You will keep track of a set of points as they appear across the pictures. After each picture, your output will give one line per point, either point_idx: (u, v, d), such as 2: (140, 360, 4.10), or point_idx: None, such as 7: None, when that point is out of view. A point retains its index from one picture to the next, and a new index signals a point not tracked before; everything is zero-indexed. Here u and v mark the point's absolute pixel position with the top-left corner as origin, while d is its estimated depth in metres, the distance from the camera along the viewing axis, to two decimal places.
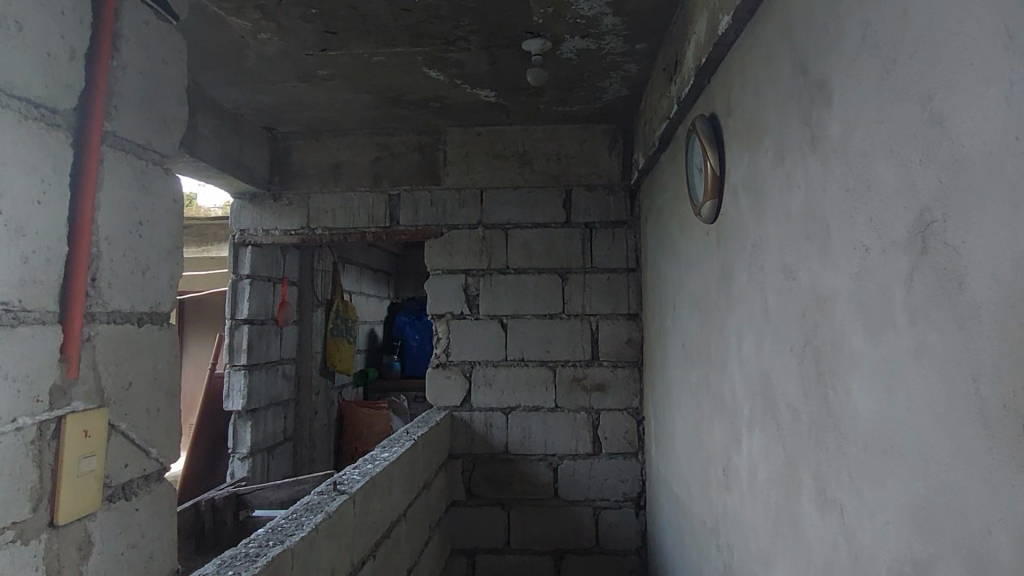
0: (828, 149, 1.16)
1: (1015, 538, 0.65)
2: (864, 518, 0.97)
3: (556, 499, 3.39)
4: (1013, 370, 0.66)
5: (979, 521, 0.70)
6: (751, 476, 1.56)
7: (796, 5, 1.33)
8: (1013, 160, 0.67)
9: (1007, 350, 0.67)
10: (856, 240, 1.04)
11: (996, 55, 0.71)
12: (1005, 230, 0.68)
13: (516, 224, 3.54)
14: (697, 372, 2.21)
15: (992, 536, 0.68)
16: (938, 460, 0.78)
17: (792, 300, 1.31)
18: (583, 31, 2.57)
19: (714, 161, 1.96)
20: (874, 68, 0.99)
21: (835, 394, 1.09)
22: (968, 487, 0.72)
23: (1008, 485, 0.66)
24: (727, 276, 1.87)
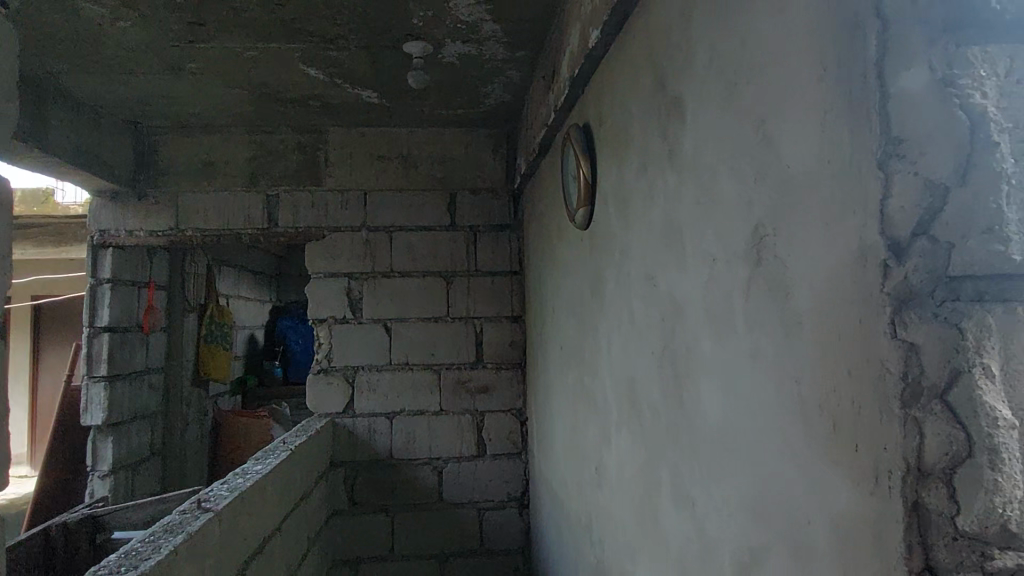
0: (681, 164, 1.24)
1: (827, 526, 0.72)
2: (712, 513, 1.04)
3: (441, 503, 3.39)
4: (827, 373, 0.73)
5: (801, 512, 0.77)
6: (620, 474, 1.63)
7: (655, 25, 1.41)
8: (828, 182, 0.74)
9: (821, 354, 0.74)
10: (705, 250, 1.11)
11: (814, 83, 0.78)
12: (820, 243, 0.75)
13: (400, 227, 3.50)
14: (574, 373, 2.28)
15: (811, 524, 0.75)
16: (769, 457, 0.84)
17: (654, 305, 1.38)
18: (464, 36, 2.59)
19: (586, 170, 2.03)
20: (719, 90, 1.07)
21: (688, 395, 1.16)
22: (792, 481, 0.79)
23: (822, 477, 0.73)
24: (599, 280, 1.94)
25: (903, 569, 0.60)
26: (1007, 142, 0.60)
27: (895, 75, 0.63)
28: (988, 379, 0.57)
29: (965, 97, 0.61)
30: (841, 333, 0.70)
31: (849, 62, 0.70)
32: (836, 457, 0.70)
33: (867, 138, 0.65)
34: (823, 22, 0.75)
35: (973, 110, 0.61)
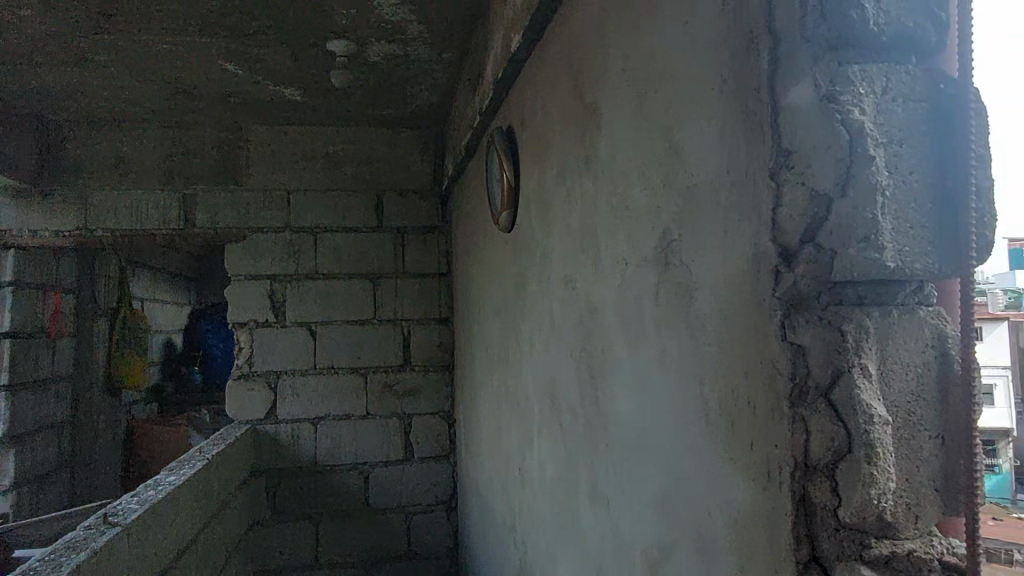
0: (597, 169, 1.26)
1: (726, 521, 0.75)
2: (624, 510, 1.06)
3: (367, 508, 3.33)
4: (726, 375, 0.75)
5: (703, 508, 0.80)
6: (542, 476, 1.65)
7: (572, 32, 1.43)
8: (727, 191, 0.77)
9: (722, 356, 0.77)
10: (618, 255, 1.13)
11: (715, 94, 0.81)
12: (721, 250, 0.78)
13: (325, 228, 3.43)
14: (499, 375, 2.29)
15: (712, 519, 0.78)
16: (677, 456, 0.87)
17: (572, 307, 1.40)
18: (389, 36, 2.56)
19: (510, 173, 2.05)
20: (631, 98, 1.09)
21: (603, 396, 1.18)
22: (696, 478, 0.82)
23: (722, 474, 0.75)
24: (522, 283, 1.96)
25: (791, 562, 0.63)
26: (883, 156, 0.62)
27: (785, 92, 0.66)
28: (865, 379, 0.60)
29: (846, 113, 0.63)
30: (739, 336, 0.73)
31: (745, 77, 0.73)
32: (735, 455, 0.73)
33: (761, 150, 0.68)
34: (723, 38, 0.78)
35: (851, 124, 0.62)
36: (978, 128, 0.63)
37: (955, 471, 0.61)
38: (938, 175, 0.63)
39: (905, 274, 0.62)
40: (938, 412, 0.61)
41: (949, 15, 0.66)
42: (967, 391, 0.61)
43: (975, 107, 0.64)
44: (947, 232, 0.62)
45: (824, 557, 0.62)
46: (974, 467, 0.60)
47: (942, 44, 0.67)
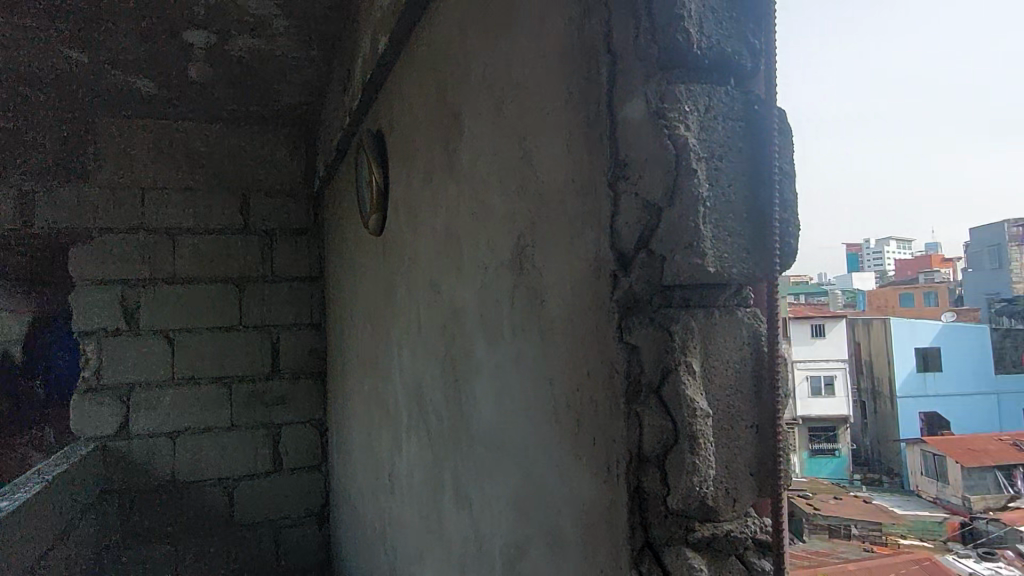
0: (459, 175, 1.28)
1: (575, 517, 0.78)
2: (485, 510, 1.08)
3: (230, 524, 3.17)
4: (573, 373, 0.79)
5: (553, 505, 0.83)
6: (410, 481, 1.64)
7: (437, 38, 1.44)
8: (573, 200, 0.81)
9: (570, 357, 0.80)
10: (479, 259, 1.15)
11: (563, 105, 0.84)
12: (568, 255, 0.81)
13: (185, 229, 3.22)
14: (369, 381, 2.25)
15: (561, 514, 0.81)
16: (531, 455, 0.90)
17: (437, 311, 1.41)
18: (253, 30, 2.45)
19: (378, 176, 2.02)
20: (490, 106, 1.11)
21: (466, 399, 1.20)
22: (547, 476, 0.85)
23: (570, 468, 0.79)
24: (391, 287, 1.94)
25: (627, 550, 0.67)
26: (704, 169, 0.67)
27: (622, 106, 0.71)
28: (690, 375, 0.65)
29: (673, 128, 0.67)
30: (584, 337, 0.77)
31: (589, 92, 0.77)
32: (581, 452, 0.76)
33: (602, 160, 0.72)
34: (569, 52, 0.82)
35: (677, 140, 0.67)
36: (785, 147, 0.70)
37: (764, 457, 0.67)
38: (753, 190, 0.69)
39: (724, 278, 0.67)
40: (752, 404, 0.67)
41: (760, 44, 0.73)
42: (775, 384, 0.68)
43: (780, 130, 0.72)
44: (758, 241, 0.69)
45: (655, 544, 0.66)
46: (780, 452, 0.67)
47: (755, 70, 0.73)
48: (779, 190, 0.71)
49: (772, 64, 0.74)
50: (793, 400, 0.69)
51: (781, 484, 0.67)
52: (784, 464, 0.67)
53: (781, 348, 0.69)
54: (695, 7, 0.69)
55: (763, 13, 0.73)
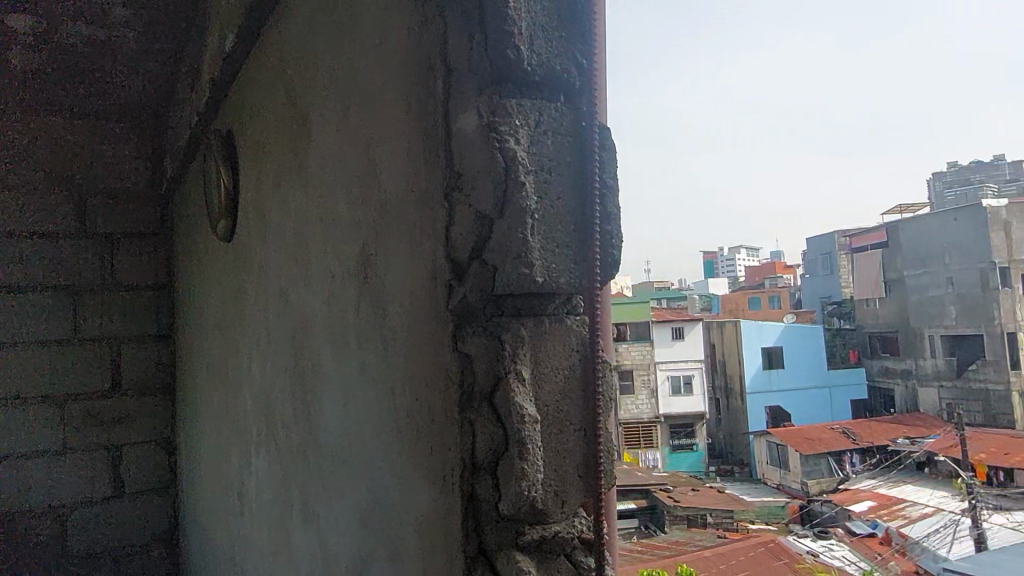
0: (307, 179, 1.24)
1: (416, 529, 0.78)
2: (333, 527, 1.05)
3: (62, 557, 2.86)
4: (411, 382, 0.79)
5: (395, 518, 0.83)
6: (258, 499, 1.56)
7: (284, 37, 1.38)
8: (411, 211, 0.81)
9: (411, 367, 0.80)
10: (326, 267, 1.12)
11: (402, 114, 0.84)
12: (408, 264, 0.82)
13: (8, 232, 2.86)
14: (218, 395, 2.12)
15: (401, 528, 0.81)
16: (375, 466, 0.89)
17: (285, 320, 1.36)
18: (87, 15, 2.26)
19: (226, 179, 1.92)
20: (336, 108, 1.09)
21: (312, 411, 1.16)
22: (388, 487, 0.84)
23: (411, 478, 0.78)
24: (240, 296, 1.84)
25: (462, 559, 0.68)
26: (532, 182, 0.70)
27: (457, 119, 0.72)
28: (518, 384, 0.67)
29: (502, 141, 0.69)
30: (422, 347, 0.77)
31: (425, 99, 0.78)
32: (419, 462, 0.76)
33: (436, 170, 0.74)
34: (407, 63, 0.82)
35: (506, 152, 0.69)
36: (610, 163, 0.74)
37: (588, 461, 0.70)
38: (575, 204, 0.72)
39: (551, 287, 0.70)
40: (580, 409, 0.71)
41: (588, 64, 0.77)
42: (600, 387, 0.72)
43: (607, 150, 0.76)
44: (584, 253, 0.72)
45: (488, 551, 0.68)
46: (603, 453, 0.70)
47: (586, 89, 0.77)
48: (605, 203, 0.75)
49: (598, 86, 0.79)
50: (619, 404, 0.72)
51: (605, 481, 0.70)
52: (607, 464, 0.71)
53: (605, 354, 0.73)
54: (525, 26, 0.72)
55: (589, 38, 0.76)
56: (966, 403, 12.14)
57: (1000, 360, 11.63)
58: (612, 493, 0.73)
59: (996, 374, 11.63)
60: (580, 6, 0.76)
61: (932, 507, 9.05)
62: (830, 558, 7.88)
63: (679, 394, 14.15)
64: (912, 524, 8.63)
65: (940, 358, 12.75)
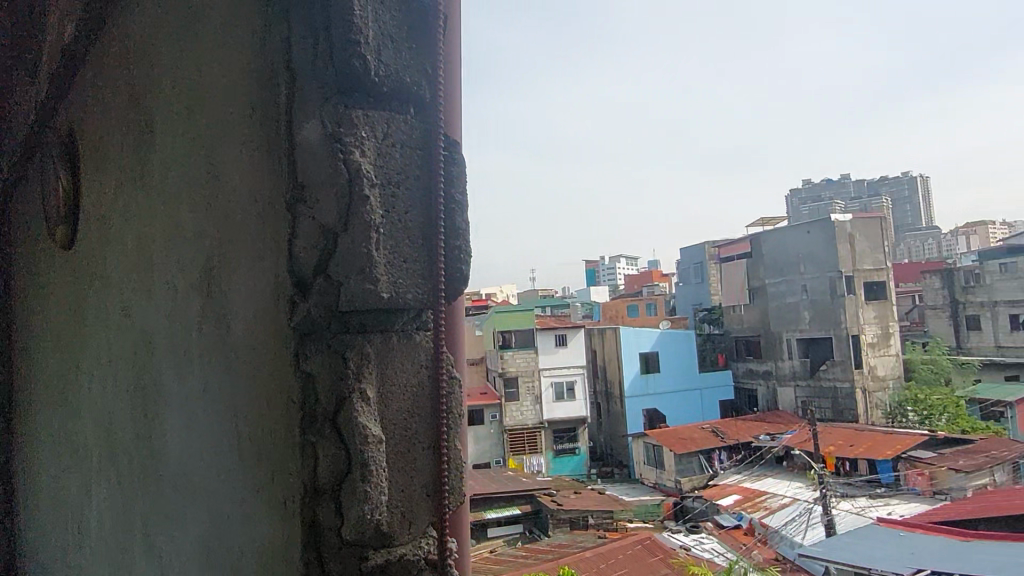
0: (150, 186, 1.14)
1: (257, 552, 0.76)
2: (173, 556, 0.98)
3: None
4: (252, 398, 0.77)
5: (235, 543, 0.79)
6: (99, 531, 1.43)
7: (129, 30, 1.26)
8: (253, 222, 0.78)
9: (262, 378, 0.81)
10: (168, 279, 1.04)
11: (242, 116, 0.81)
12: (248, 282, 0.78)
13: None
14: (58, 417, 1.92)
15: (243, 554, 0.78)
16: (212, 488, 0.88)
17: (127, 336, 1.25)
18: None
19: (66, 180, 1.75)
20: (179, 110, 1.01)
21: (155, 437, 1.08)
22: (228, 514, 0.80)
23: (255, 503, 0.76)
24: (82, 309, 1.68)
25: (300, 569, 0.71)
26: (376, 196, 0.74)
27: (299, 127, 0.73)
28: (363, 402, 0.72)
29: (348, 153, 0.73)
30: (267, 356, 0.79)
31: (270, 105, 0.77)
32: (259, 481, 0.75)
33: (275, 184, 0.76)
34: (250, 68, 0.80)
35: (351, 164, 0.72)
36: (459, 181, 0.80)
37: (430, 475, 0.77)
38: (419, 222, 0.77)
39: (397, 302, 0.74)
40: (425, 430, 0.77)
41: (434, 88, 0.81)
42: (444, 406, 0.78)
43: (453, 164, 0.82)
44: (429, 272, 0.77)
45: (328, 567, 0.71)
46: (447, 471, 0.77)
47: (436, 104, 0.81)
48: (453, 218, 0.80)
49: (447, 100, 0.84)
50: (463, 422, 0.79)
51: (448, 503, 0.77)
52: (449, 478, 0.78)
53: (448, 363, 0.80)
54: (371, 34, 0.75)
55: (436, 53, 0.81)
56: (819, 401, 13.26)
57: (846, 360, 12.81)
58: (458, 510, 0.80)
59: (843, 373, 12.80)
60: (429, 24, 0.81)
61: (790, 498, 9.79)
62: (701, 551, 8.31)
63: (562, 399, 14.45)
64: (772, 514, 9.27)
65: (796, 359, 13.83)
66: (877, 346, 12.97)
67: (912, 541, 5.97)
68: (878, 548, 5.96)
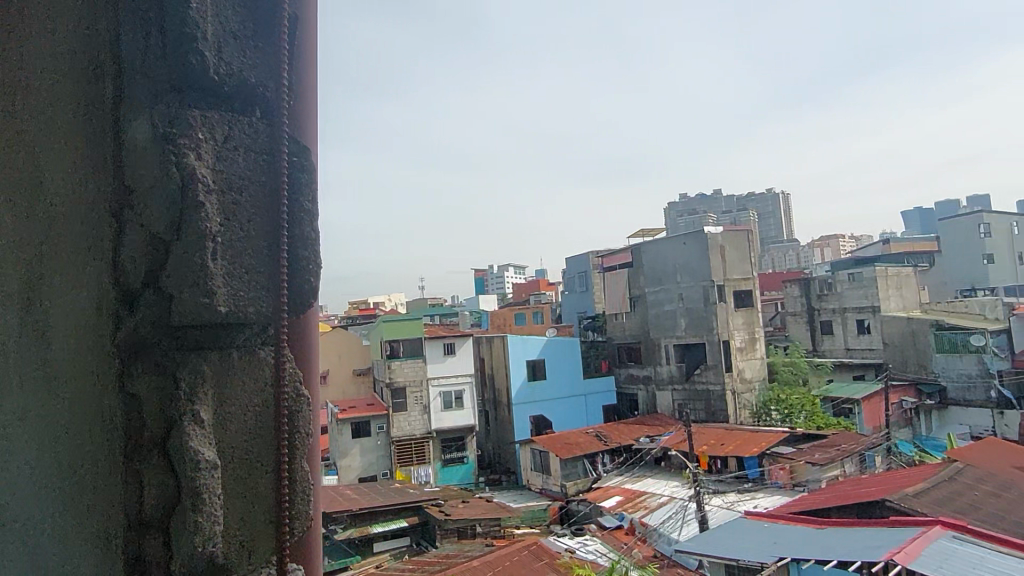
0: None
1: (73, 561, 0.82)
2: None
3: None
4: (71, 403, 0.83)
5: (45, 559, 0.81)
6: None
7: None
8: (72, 230, 0.84)
9: (93, 387, 0.83)
10: None
11: (69, 124, 0.85)
12: (72, 319, 0.83)
13: None
14: None
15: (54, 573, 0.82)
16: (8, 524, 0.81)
17: None
18: None
19: None
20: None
21: None
22: (36, 536, 0.82)
23: (82, 507, 0.82)
24: None
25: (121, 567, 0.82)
26: (213, 200, 0.80)
27: (132, 128, 0.83)
28: (196, 427, 0.78)
29: (182, 155, 0.80)
30: (100, 368, 0.83)
31: (87, 117, 0.86)
32: (89, 506, 0.82)
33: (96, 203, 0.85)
34: (74, 82, 0.86)
35: (186, 168, 0.79)
36: (301, 215, 0.88)
37: (273, 505, 0.84)
38: (259, 236, 0.84)
39: (236, 314, 0.81)
40: (267, 454, 0.84)
41: (274, 98, 0.89)
42: (285, 430, 0.85)
43: (302, 164, 0.91)
44: (273, 284, 0.85)
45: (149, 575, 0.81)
46: (288, 499, 0.85)
47: (282, 106, 0.89)
48: (297, 226, 0.88)
49: (295, 102, 0.91)
50: (304, 453, 0.88)
51: (288, 531, 0.85)
52: (290, 495, 0.85)
53: (290, 368, 0.88)
54: (210, 31, 0.83)
55: (280, 58, 0.89)
56: (693, 403, 14.00)
57: (718, 364, 13.63)
58: (303, 534, 0.87)
59: (716, 376, 13.61)
60: (273, 31, 0.89)
61: (667, 496, 10.26)
62: (585, 552, 8.51)
63: (450, 408, 14.38)
64: (651, 513, 9.66)
65: (673, 364, 14.54)
66: (745, 350, 13.88)
67: (774, 532, 6.41)
68: (744, 539, 6.37)
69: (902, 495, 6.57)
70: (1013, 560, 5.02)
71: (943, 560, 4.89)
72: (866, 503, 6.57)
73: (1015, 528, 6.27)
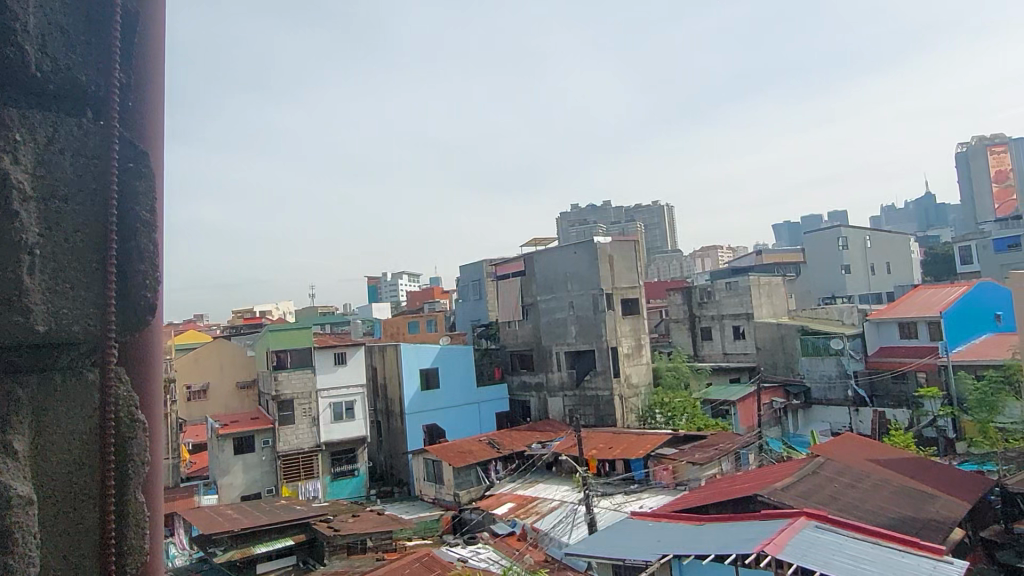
0: None
1: None
2: None
3: None
4: None
5: None
6: None
7: None
8: None
9: None
10: None
11: None
12: None
13: None
14: None
15: None
16: None
17: None
18: None
19: None
20: None
21: None
22: None
23: None
24: None
25: None
26: (30, 210, 0.76)
27: None
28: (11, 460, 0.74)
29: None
30: None
31: None
32: None
33: None
34: None
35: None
36: (137, 225, 0.86)
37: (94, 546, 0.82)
38: (86, 250, 0.81)
39: (59, 332, 0.78)
40: (92, 491, 0.82)
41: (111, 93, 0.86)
42: (113, 461, 0.83)
43: (147, 165, 0.89)
44: (100, 302, 0.82)
45: None
46: (112, 539, 0.83)
47: (112, 106, 0.87)
48: (132, 238, 0.85)
49: (132, 101, 0.88)
50: (137, 484, 0.86)
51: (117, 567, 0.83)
52: (117, 524, 0.84)
53: (120, 391, 0.85)
54: (31, 24, 0.79)
55: (110, 55, 0.86)
56: (583, 408, 14.37)
57: (607, 369, 14.06)
58: (135, 566, 0.86)
59: (605, 382, 14.04)
60: (103, 25, 0.86)
61: (558, 501, 10.44)
62: (477, 561, 8.50)
63: (340, 420, 13.98)
64: (542, 518, 9.79)
65: (565, 370, 14.87)
66: (631, 356, 14.43)
67: (658, 530, 6.68)
68: (630, 539, 6.58)
69: (772, 489, 7.04)
70: (867, 545, 5.50)
71: (807, 548, 5.28)
72: (741, 498, 6.98)
73: (868, 515, 6.88)
